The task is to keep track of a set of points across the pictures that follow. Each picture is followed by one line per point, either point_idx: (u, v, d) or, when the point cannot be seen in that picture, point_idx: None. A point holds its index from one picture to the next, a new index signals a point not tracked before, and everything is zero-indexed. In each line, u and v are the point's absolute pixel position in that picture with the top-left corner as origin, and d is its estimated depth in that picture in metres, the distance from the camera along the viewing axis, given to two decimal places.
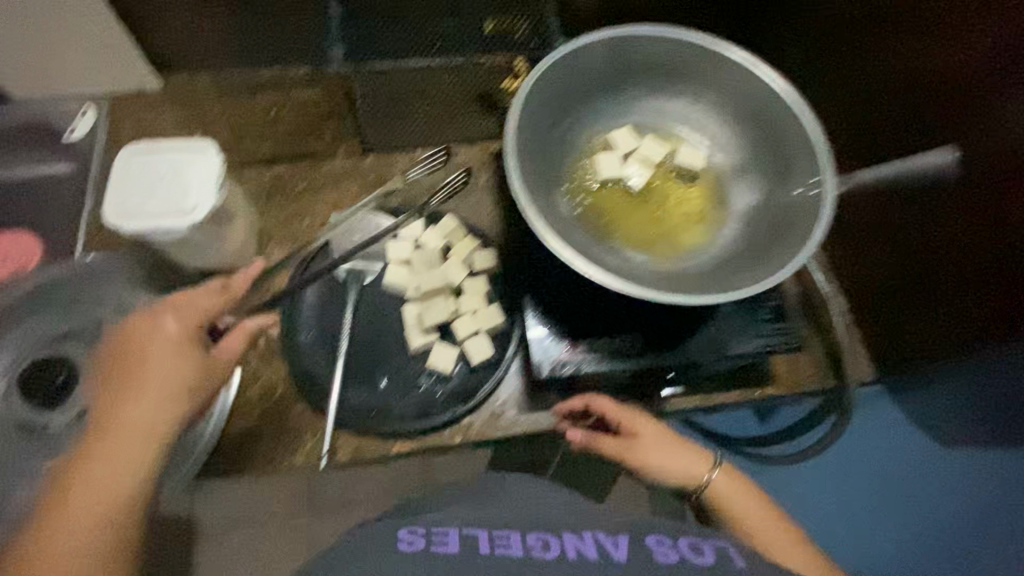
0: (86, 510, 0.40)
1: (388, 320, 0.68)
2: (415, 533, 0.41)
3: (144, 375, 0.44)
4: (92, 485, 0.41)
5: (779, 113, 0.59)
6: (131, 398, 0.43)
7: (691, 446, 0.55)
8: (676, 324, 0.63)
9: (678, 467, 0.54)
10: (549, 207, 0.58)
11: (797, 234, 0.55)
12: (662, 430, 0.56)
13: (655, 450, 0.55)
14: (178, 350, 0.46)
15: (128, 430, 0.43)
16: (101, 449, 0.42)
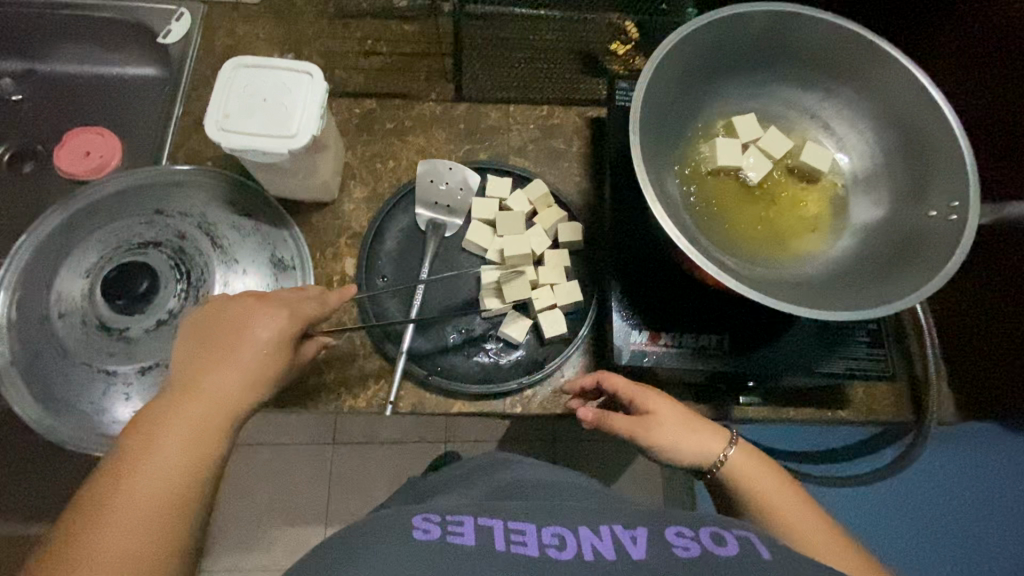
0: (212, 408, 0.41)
1: (464, 278, 0.66)
2: (429, 522, 0.36)
3: (233, 370, 0.43)
4: (197, 419, 0.40)
5: (928, 122, 0.54)
6: (226, 368, 0.43)
7: (704, 426, 0.53)
8: (766, 330, 0.60)
9: (691, 446, 0.51)
10: (660, 186, 0.55)
11: (926, 257, 0.50)
12: (677, 409, 0.54)
13: (670, 427, 0.52)
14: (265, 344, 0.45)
15: (244, 351, 0.44)
16: (214, 376, 0.42)
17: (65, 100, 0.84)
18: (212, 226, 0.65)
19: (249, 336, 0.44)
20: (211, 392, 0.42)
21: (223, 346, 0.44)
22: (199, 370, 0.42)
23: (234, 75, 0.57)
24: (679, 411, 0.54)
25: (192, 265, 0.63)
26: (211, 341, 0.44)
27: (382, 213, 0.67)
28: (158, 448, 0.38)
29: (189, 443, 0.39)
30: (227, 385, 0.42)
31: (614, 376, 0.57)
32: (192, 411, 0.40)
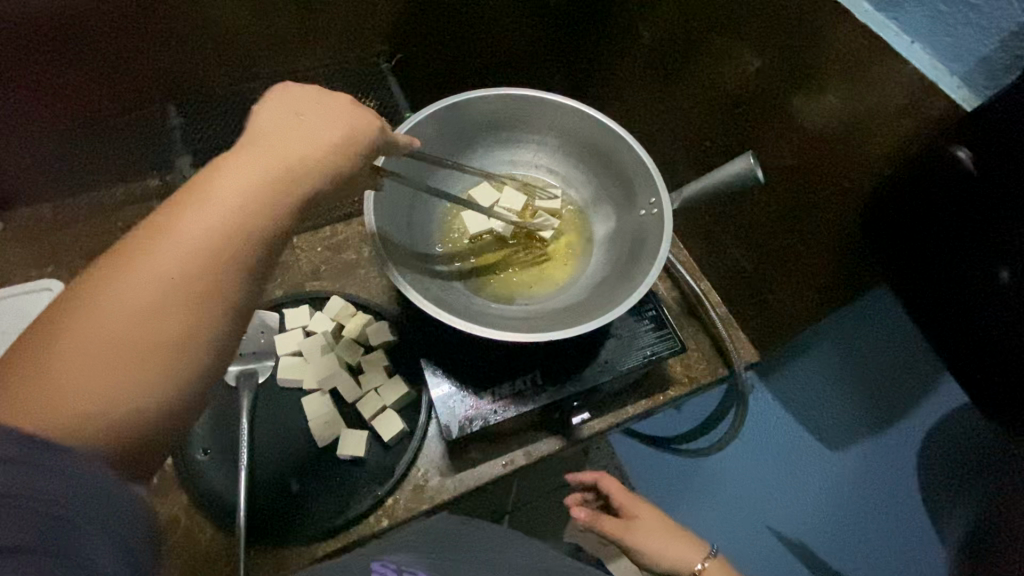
0: (159, 240, 0.33)
1: (291, 417, 0.66)
2: (385, 567, 0.45)
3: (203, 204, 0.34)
4: (147, 259, 0.32)
5: (611, 146, 0.66)
6: (175, 228, 0.33)
7: (688, 537, 0.65)
8: (570, 353, 0.66)
9: (674, 552, 0.63)
10: (423, 272, 0.60)
11: (647, 251, 0.60)
12: (661, 518, 0.66)
13: (653, 536, 0.64)
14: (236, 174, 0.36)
15: (267, 148, 0.39)
16: (237, 157, 0.38)
17: None
18: None
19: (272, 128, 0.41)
20: (129, 262, 0.32)
21: (283, 126, 0.41)
22: (242, 163, 0.37)
23: None
24: (662, 521, 0.66)
25: None
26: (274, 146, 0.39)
27: None
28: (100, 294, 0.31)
29: (111, 333, 0.30)
30: (236, 180, 0.36)
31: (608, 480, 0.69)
32: (100, 291, 0.31)
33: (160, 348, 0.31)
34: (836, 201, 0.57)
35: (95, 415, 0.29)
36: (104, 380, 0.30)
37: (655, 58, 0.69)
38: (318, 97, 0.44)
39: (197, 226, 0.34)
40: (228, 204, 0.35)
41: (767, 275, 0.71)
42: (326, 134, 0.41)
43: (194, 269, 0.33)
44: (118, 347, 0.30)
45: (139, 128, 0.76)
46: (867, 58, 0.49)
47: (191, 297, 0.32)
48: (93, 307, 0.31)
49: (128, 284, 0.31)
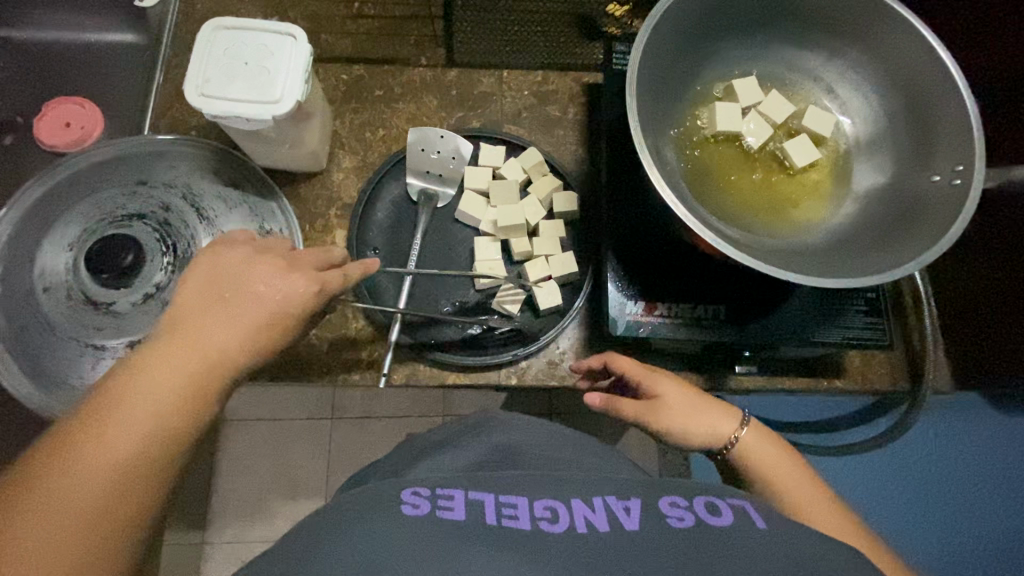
0: (183, 380, 0.36)
1: (456, 250, 0.65)
2: (416, 495, 0.35)
3: (193, 357, 0.37)
4: (160, 398, 0.35)
5: (937, 86, 0.52)
6: (178, 370, 0.36)
7: (715, 404, 0.53)
8: (765, 301, 0.59)
9: (703, 427, 0.52)
10: (657, 155, 0.53)
11: (926, 225, 0.49)
12: (686, 389, 0.54)
13: (678, 411, 0.52)
14: (232, 325, 0.39)
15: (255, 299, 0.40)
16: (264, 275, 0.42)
17: (41, 69, 0.81)
18: (198, 198, 0.63)
19: (229, 263, 0.41)
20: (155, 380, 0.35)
21: (243, 287, 0.41)
22: (207, 277, 0.41)
23: (214, 34, 0.54)
24: (688, 392, 0.54)
25: (178, 238, 0.62)
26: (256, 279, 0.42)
27: (372, 183, 0.65)
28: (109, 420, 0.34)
29: (120, 448, 0.33)
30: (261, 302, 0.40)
31: (622, 358, 0.57)
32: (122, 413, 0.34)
33: (145, 455, 0.34)
34: None
35: (130, 469, 0.33)
36: (108, 475, 0.33)
37: None
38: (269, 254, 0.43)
39: (185, 379, 0.36)
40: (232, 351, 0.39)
41: None
42: (270, 305, 0.41)
43: (179, 407, 0.36)
44: (123, 458, 0.33)
45: None
46: None
47: (181, 412, 0.36)
48: (112, 422, 0.34)
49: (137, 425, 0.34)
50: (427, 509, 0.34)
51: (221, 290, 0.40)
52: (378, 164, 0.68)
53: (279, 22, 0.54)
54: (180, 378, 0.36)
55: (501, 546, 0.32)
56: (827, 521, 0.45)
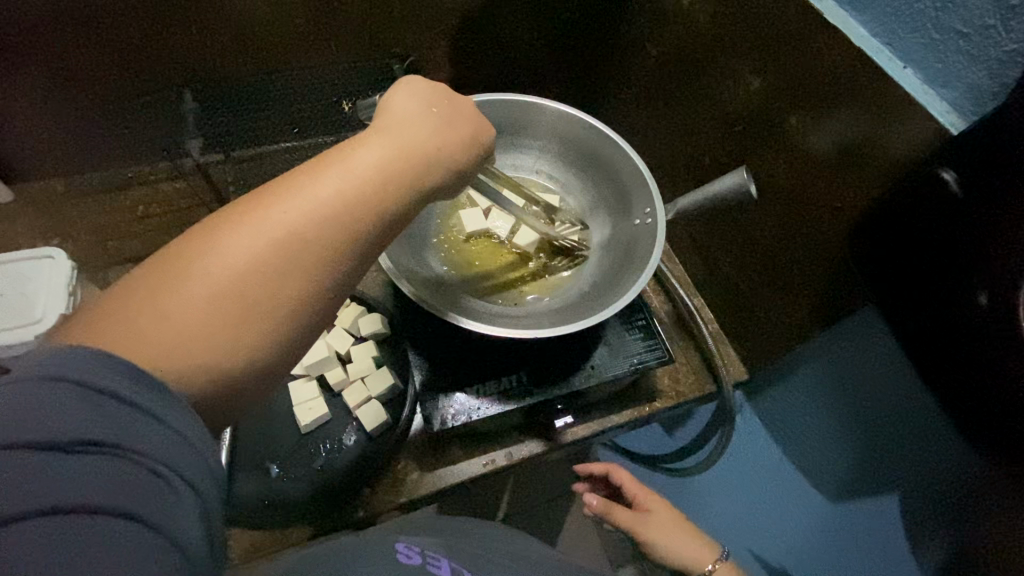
0: (336, 179, 0.33)
1: (276, 402, 0.66)
2: (410, 550, 0.47)
3: (345, 161, 0.34)
4: (258, 225, 0.31)
5: (614, 156, 0.67)
6: (307, 183, 0.33)
7: (701, 537, 0.70)
8: (558, 357, 0.66)
9: (689, 552, 0.68)
10: (418, 267, 0.61)
11: (639, 260, 0.61)
12: (674, 515, 0.72)
13: (665, 535, 0.69)
14: (378, 136, 0.36)
15: (402, 128, 0.37)
16: (359, 156, 0.35)
17: None
18: None
19: (428, 95, 0.40)
20: (308, 180, 0.33)
21: (403, 110, 0.38)
22: (404, 94, 0.39)
23: None
24: (675, 519, 0.71)
25: None
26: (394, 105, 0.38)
27: None
28: (172, 304, 0.28)
29: (206, 354, 0.29)
30: (415, 142, 0.37)
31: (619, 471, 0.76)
32: (208, 269, 0.29)
33: (232, 287, 0.30)
34: (828, 220, 0.58)
35: (192, 358, 0.28)
36: (199, 312, 0.29)
37: (667, 72, 0.72)
38: (427, 83, 0.41)
39: (331, 187, 0.33)
40: (387, 151, 0.35)
41: (759, 294, 0.71)
42: (419, 120, 0.38)
43: (320, 222, 0.32)
44: (222, 275, 0.29)
45: (153, 111, 0.76)
46: (863, 78, 0.50)
47: (262, 315, 0.30)
48: (186, 286, 0.29)
49: (270, 230, 0.31)
50: (418, 560, 0.46)
51: (394, 118, 0.38)
52: None
53: (38, 248, 0.58)
54: (342, 172, 0.34)
55: None
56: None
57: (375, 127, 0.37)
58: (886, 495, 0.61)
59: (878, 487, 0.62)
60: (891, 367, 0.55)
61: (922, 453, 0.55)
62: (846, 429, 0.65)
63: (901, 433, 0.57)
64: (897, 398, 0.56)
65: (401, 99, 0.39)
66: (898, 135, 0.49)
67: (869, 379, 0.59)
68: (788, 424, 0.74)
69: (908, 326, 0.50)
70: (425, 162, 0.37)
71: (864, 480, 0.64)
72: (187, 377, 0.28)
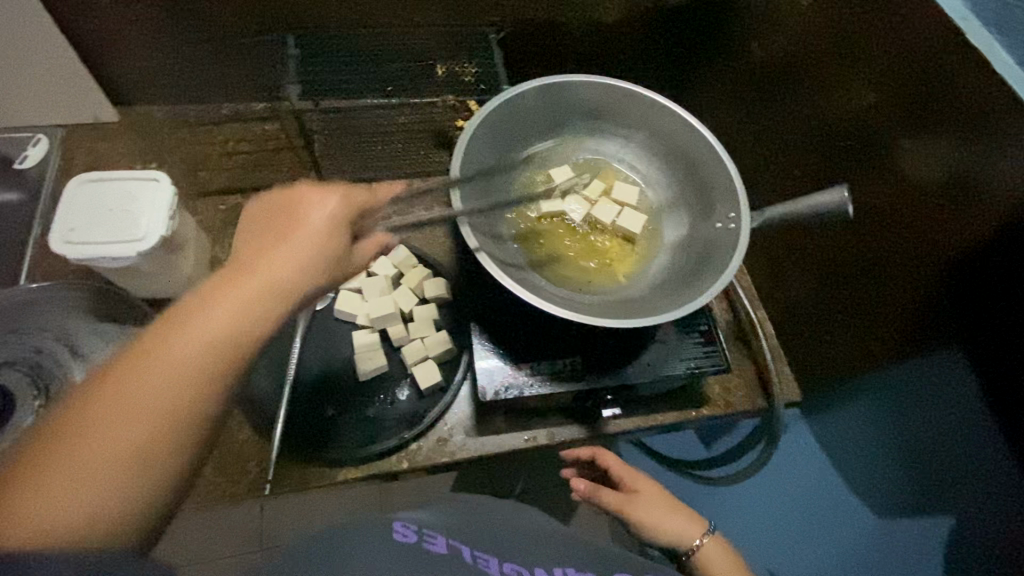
0: (227, 301, 0.37)
1: (338, 348, 0.69)
2: (407, 528, 0.44)
3: (236, 289, 0.38)
4: (157, 369, 0.34)
5: (704, 156, 0.65)
6: (202, 317, 0.36)
7: (687, 515, 0.68)
8: (614, 348, 0.67)
9: (674, 529, 0.66)
10: (492, 237, 0.62)
11: (715, 265, 0.60)
12: (660, 492, 0.70)
13: (651, 512, 0.68)
14: (268, 253, 0.41)
15: (285, 242, 0.41)
16: (233, 287, 0.38)
17: None
18: (72, 336, 0.64)
19: (314, 197, 0.45)
20: (197, 313, 0.36)
21: (287, 217, 0.43)
22: (280, 201, 0.44)
23: (79, 188, 0.59)
24: (662, 498, 0.70)
25: (50, 378, 0.62)
26: (272, 226, 0.43)
27: None
28: (70, 459, 0.30)
29: (113, 496, 0.31)
30: (289, 254, 0.41)
31: (608, 455, 0.74)
32: (78, 440, 0.31)
33: (141, 430, 0.32)
34: (924, 249, 0.55)
35: (99, 508, 0.30)
36: (107, 462, 0.31)
37: (770, 74, 0.70)
38: (296, 184, 0.46)
39: (227, 310, 0.37)
40: (279, 266, 0.40)
41: (830, 316, 0.69)
42: (305, 229, 0.43)
43: (218, 353, 0.35)
44: (123, 424, 0.32)
45: (257, 51, 0.79)
46: (995, 106, 0.48)
47: (165, 448, 0.33)
48: (89, 437, 0.31)
49: (171, 373, 0.34)
50: (415, 538, 0.43)
51: (263, 227, 0.43)
52: None
53: (143, 169, 0.60)
54: (231, 297, 0.37)
55: None
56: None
57: (253, 249, 0.41)
58: (936, 539, 0.59)
59: (929, 530, 0.60)
60: (972, 408, 0.53)
61: (988, 505, 0.53)
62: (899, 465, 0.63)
63: (968, 480, 0.55)
64: (969, 443, 0.54)
65: (290, 203, 0.44)
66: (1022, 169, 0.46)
67: (939, 419, 0.57)
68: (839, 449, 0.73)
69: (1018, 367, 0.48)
70: (313, 264, 0.42)
71: (912, 518, 0.63)
72: (85, 526, 0.30)
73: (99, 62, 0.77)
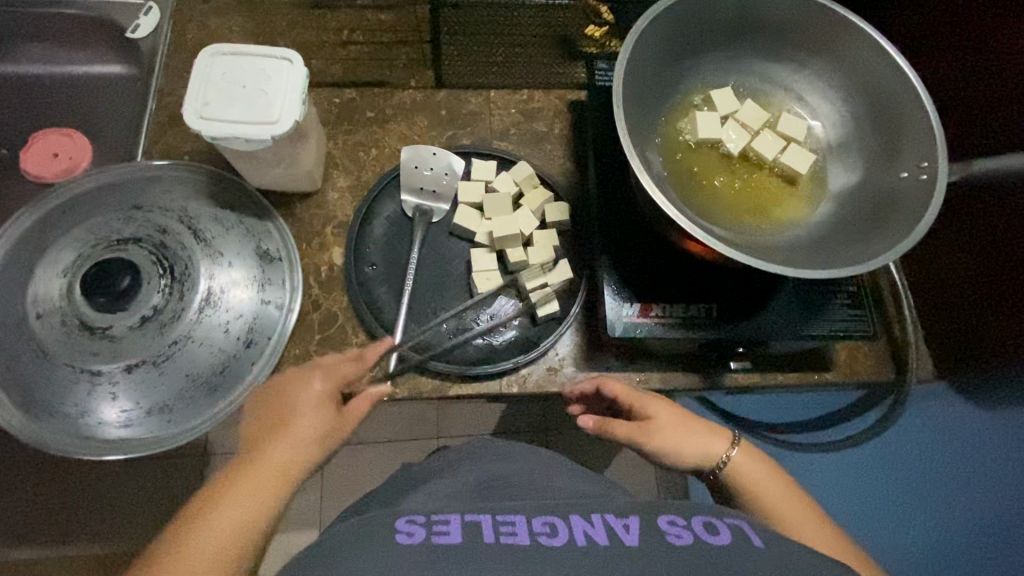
0: (262, 485, 0.44)
1: (453, 262, 0.66)
2: (412, 524, 0.38)
3: (269, 456, 0.46)
4: (214, 532, 0.41)
5: (898, 92, 0.56)
6: (242, 493, 0.43)
7: (704, 428, 0.56)
8: (751, 299, 0.61)
9: (694, 446, 0.55)
10: (643, 157, 0.55)
11: (898, 221, 0.52)
12: (675, 411, 0.58)
13: (669, 436, 0.56)
14: (291, 430, 0.48)
15: (300, 404, 0.49)
16: (257, 464, 0.45)
17: (28, 105, 0.82)
18: (195, 219, 0.63)
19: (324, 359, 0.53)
20: (235, 493, 0.43)
21: (293, 397, 0.50)
22: (288, 386, 0.51)
23: (212, 61, 0.56)
24: (677, 414, 0.57)
25: (175, 259, 0.61)
26: (272, 415, 0.50)
27: (368, 201, 0.67)
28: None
29: None
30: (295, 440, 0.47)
31: (610, 381, 0.60)
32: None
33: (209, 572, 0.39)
34: None
35: None
36: None
37: None
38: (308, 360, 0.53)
39: (264, 486, 0.44)
40: (303, 436, 0.48)
41: (1002, 296, 0.61)
42: (320, 389, 0.51)
43: (262, 501, 0.43)
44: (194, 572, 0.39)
45: None
46: None
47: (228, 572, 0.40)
48: None
49: (226, 526, 0.41)
50: (420, 535, 0.37)
51: (278, 395, 0.51)
52: (372, 181, 0.69)
53: (276, 46, 0.56)
54: (270, 466, 0.45)
55: (508, 566, 0.35)
56: (820, 540, 0.47)
57: (276, 427, 0.48)
58: None
59: None
60: None
61: None
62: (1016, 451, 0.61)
63: None
64: None
65: (298, 378, 0.51)
66: None
67: None
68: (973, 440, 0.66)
69: None
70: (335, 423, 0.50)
71: None
72: None
73: None
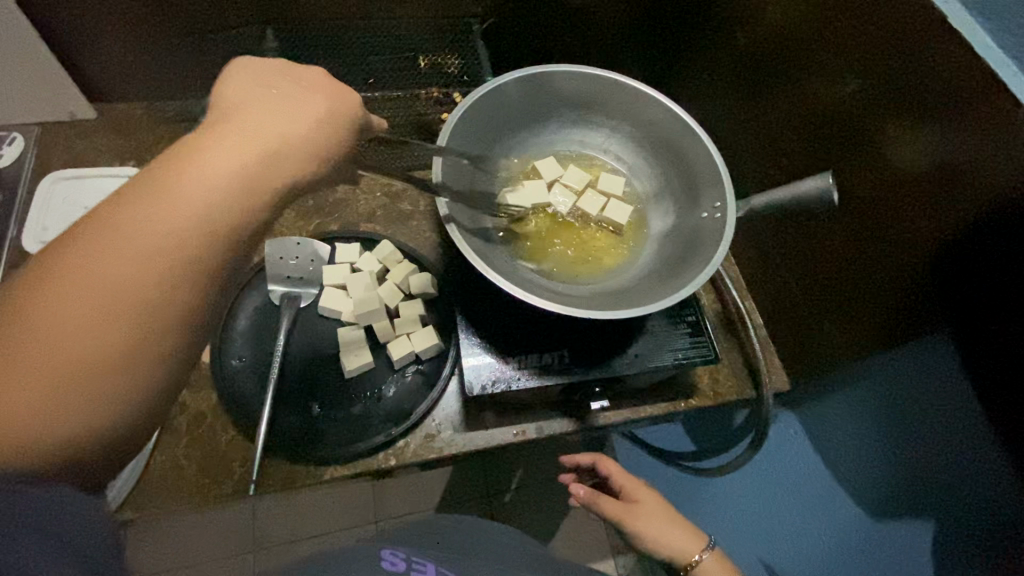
0: (172, 205, 0.35)
1: (323, 345, 0.68)
2: (395, 555, 0.42)
3: (209, 162, 0.37)
4: (118, 250, 0.33)
5: (686, 146, 0.64)
6: (168, 205, 0.35)
7: (687, 526, 0.65)
8: (600, 341, 0.66)
9: (674, 544, 0.63)
10: (476, 226, 0.60)
11: (699, 253, 0.59)
12: (664, 505, 0.66)
13: (652, 523, 0.64)
14: (247, 141, 0.39)
15: (258, 125, 0.40)
16: (187, 166, 0.37)
17: None
18: None
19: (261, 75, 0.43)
20: (159, 205, 0.35)
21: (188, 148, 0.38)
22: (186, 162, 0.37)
23: None
24: (661, 507, 0.66)
25: None
26: (169, 180, 0.36)
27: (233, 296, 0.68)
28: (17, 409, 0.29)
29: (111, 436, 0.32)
30: (208, 177, 0.36)
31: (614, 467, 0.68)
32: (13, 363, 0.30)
33: (87, 356, 0.31)
34: (911, 238, 0.55)
35: (112, 365, 0.32)
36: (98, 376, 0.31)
37: (750, 62, 0.69)
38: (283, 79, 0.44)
39: (151, 220, 0.34)
40: (222, 170, 0.37)
41: (819, 308, 0.69)
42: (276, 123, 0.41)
43: (154, 268, 0.34)
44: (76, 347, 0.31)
45: (235, 44, 0.78)
46: (977, 92, 0.47)
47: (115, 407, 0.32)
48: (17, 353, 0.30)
49: (156, 231, 0.34)
50: (403, 567, 0.41)
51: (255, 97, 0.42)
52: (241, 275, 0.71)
53: None
54: (146, 223, 0.34)
55: None
56: None
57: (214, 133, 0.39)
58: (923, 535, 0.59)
59: (914, 527, 0.60)
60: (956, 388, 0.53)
61: (977, 497, 0.53)
62: (891, 448, 0.62)
63: (952, 471, 0.55)
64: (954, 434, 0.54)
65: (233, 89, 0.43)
66: (1003, 157, 0.46)
67: (930, 416, 0.56)
68: (825, 442, 0.72)
69: (1006, 351, 0.48)
70: (287, 146, 0.41)
71: (893, 504, 0.63)
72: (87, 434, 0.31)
73: (72, 58, 0.75)
